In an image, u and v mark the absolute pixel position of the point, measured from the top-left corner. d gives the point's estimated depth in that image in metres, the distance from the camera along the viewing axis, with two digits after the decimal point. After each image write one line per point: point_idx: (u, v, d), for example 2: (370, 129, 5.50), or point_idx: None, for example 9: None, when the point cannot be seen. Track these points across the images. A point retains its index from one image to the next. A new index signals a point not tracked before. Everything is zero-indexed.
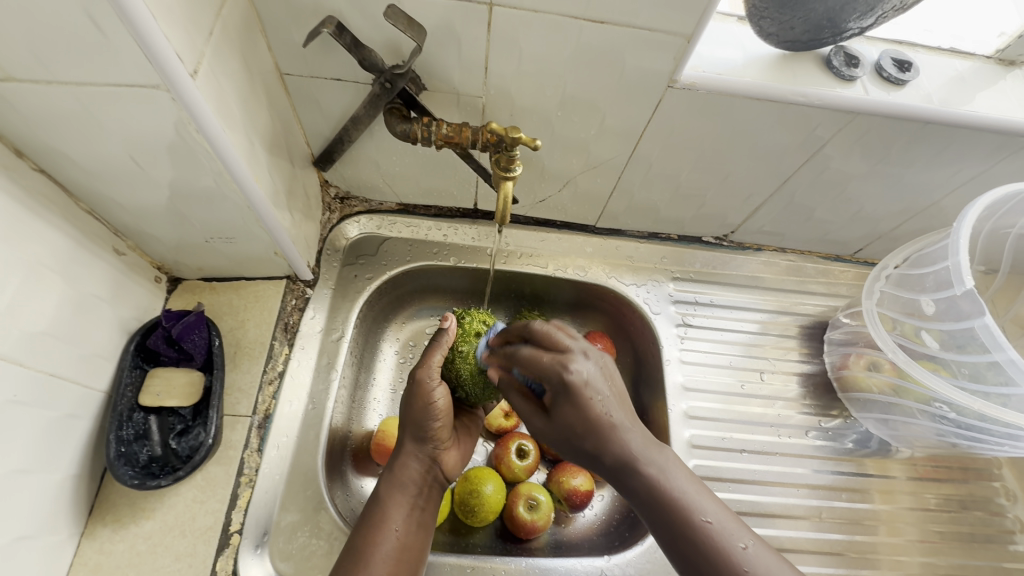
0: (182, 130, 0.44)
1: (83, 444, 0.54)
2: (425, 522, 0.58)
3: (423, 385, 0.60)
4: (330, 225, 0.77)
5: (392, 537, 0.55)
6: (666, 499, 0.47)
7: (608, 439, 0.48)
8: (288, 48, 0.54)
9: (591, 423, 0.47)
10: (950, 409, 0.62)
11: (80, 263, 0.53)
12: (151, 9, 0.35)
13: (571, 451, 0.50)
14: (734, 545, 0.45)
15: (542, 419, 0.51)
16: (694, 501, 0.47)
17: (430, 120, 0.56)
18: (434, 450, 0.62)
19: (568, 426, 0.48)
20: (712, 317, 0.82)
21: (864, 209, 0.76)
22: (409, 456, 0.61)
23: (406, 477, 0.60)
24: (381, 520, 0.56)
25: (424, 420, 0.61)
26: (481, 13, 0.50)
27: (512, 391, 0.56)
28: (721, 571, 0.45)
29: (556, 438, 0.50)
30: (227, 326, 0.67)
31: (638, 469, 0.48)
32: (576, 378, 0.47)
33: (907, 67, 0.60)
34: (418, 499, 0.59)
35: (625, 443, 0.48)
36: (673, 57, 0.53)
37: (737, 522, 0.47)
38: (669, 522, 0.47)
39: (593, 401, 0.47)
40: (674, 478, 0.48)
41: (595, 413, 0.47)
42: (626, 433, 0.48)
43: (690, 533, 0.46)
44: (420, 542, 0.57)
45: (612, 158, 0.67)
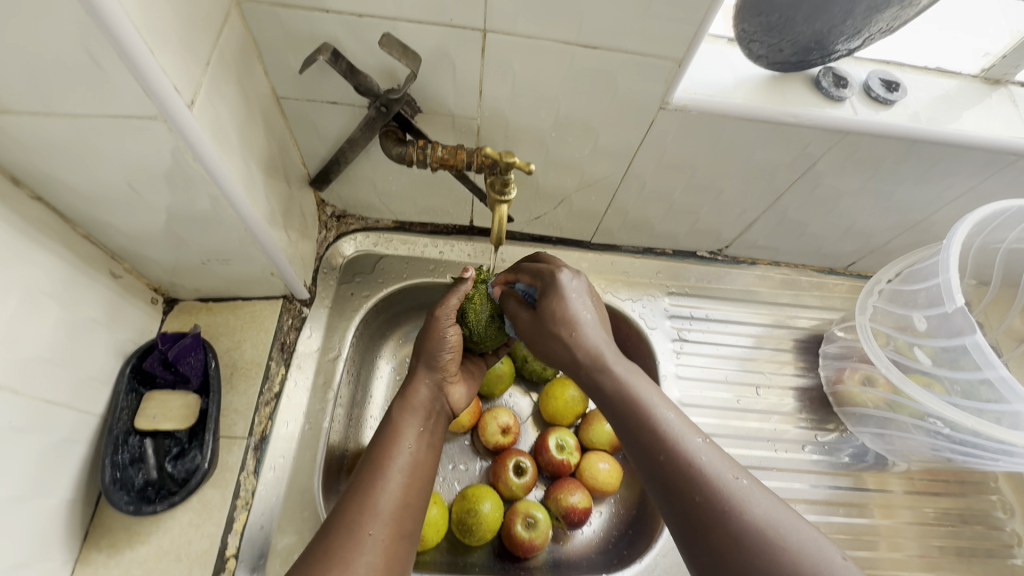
0: (178, 157, 0.44)
1: (77, 470, 0.54)
2: (434, 444, 0.59)
3: (437, 321, 0.62)
4: (327, 243, 0.77)
5: (406, 453, 0.55)
6: (627, 396, 0.48)
7: (578, 331, 0.54)
8: (285, 73, 0.54)
9: (568, 316, 0.55)
10: (943, 424, 0.63)
11: (76, 288, 0.53)
12: (148, 42, 0.36)
13: (547, 343, 0.56)
14: (688, 438, 0.44)
15: (527, 313, 0.59)
16: (651, 400, 0.48)
17: (426, 142, 0.56)
18: (442, 379, 0.63)
19: (551, 316, 0.55)
20: (708, 332, 0.83)
21: (856, 224, 0.77)
22: (418, 382, 0.62)
23: (417, 400, 0.60)
24: (394, 438, 0.56)
25: (434, 352, 0.62)
26: (475, 40, 0.51)
27: (511, 297, 0.62)
28: (671, 458, 0.43)
29: (536, 336, 0.57)
30: (223, 347, 0.67)
31: (606, 364, 0.51)
32: (565, 277, 0.57)
33: (895, 88, 0.61)
34: (428, 422, 0.59)
35: (595, 339, 0.54)
36: (665, 79, 0.54)
37: (692, 425, 0.46)
38: (628, 417, 0.47)
39: (573, 299, 0.56)
40: (637, 382, 0.49)
41: (572, 306, 0.55)
42: (598, 331, 0.54)
43: (649, 430, 0.46)
44: (430, 462, 0.57)
45: (606, 176, 0.68)
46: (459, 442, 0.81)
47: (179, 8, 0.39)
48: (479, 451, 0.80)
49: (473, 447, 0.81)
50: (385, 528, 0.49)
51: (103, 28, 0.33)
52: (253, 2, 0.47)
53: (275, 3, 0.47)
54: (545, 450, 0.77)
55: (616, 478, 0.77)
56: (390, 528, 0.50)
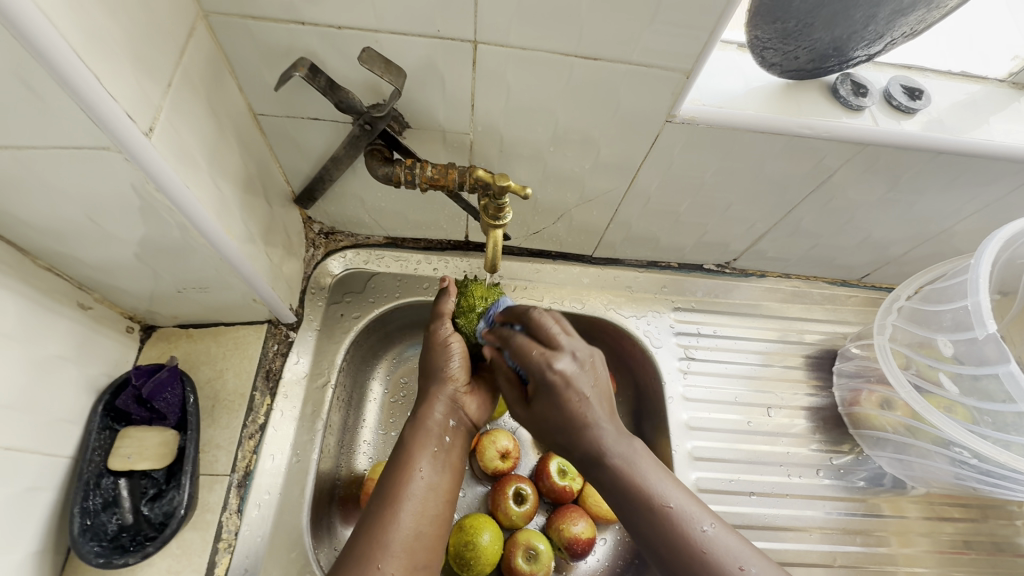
0: (140, 189, 0.41)
1: (46, 517, 0.51)
2: (451, 464, 0.54)
3: (437, 333, 0.60)
4: (314, 262, 0.73)
5: (418, 477, 0.51)
6: (631, 486, 0.48)
7: (577, 435, 0.50)
8: (261, 89, 0.51)
9: (565, 419, 0.50)
10: (971, 454, 0.60)
11: (39, 325, 0.49)
12: (92, 68, 0.33)
13: (545, 436, 0.54)
14: (695, 527, 0.46)
15: (523, 406, 0.55)
16: (657, 487, 0.48)
17: (414, 161, 0.53)
18: (457, 392, 0.58)
19: (545, 417, 0.52)
20: (715, 349, 0.79)
21: (872, 236, 0.73)
22: (431, 400, 0.57)
23: (428, 418, 0.55)
24: (407, 460, 0.52)
25: (441, 366, 0.58)
26: (464, 51, 0.47)
27: (500, 371, 0.56)
28: (680, 550, 0.45)
29: (535, 427, 0.54)
30: (204, 377, 0.63)
31: (605, 462, 0.49)
32: (559, 374, 0.50)
33: (918, 95, 0.57)
34: (444, 440, 0.55)
35: (592, 437, 0.50)
36: (671, 92, 0.50)
37: (700, 506, 0.47)
38: (633, 509, 0.48)
39: (571, 401, 0.50)
40: (641, 467, 0.49)
41: (570, 410, 0.50)
42: (597, 430, 0.50)
43: (654, 515, 0.47)
44: (446, 484, 0.52)
45: (608, 190, 0.64)
46: None
47: (129, 25, 0.36)
48: (477, 474, 0.76)
49: (470, 471, 0.76)
50: (397, 561, 0.46)
51: (37, 55, 0.31)
52: (220, 14, 0.44)
53: (245, 14, 0.43)
54: (546, 476, 0.73)
55: None
56: (403, 560, 0.47)
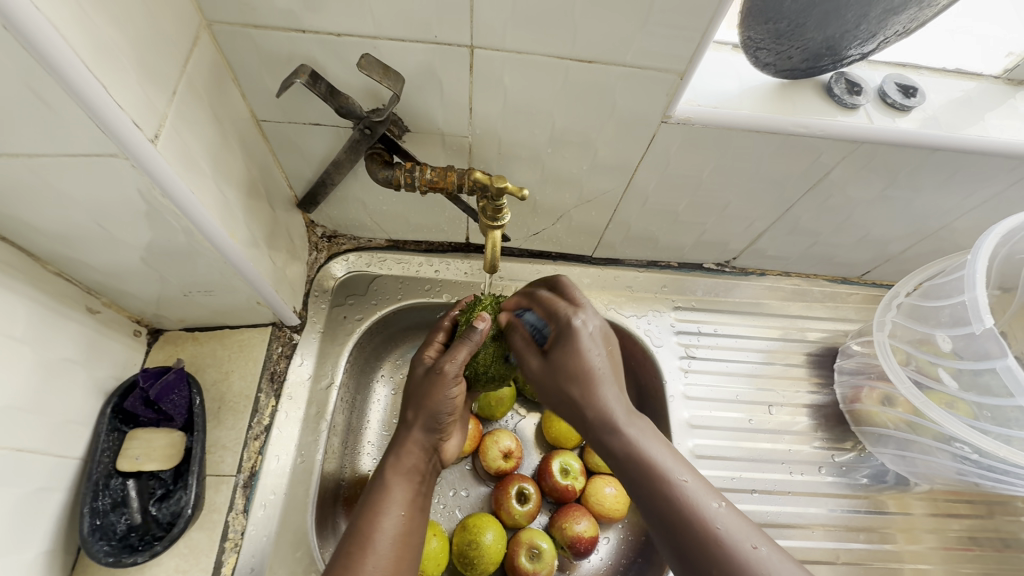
0: (146, 194, 0.42)
1: (57, 518, 0.52)
2: (424, 509, 0.56)
3: (444, 379, 0.56)
4: (317, 265, 0.74)
5: (397, 521, 0.52)
6: (642, 460, 0.47)
7: (593, 390, 0.50)
8: (263, 96, 0.52)
9: (583, 370, 0.50)
10: (972, 450, 0.60)
11: (49, 328, 0.51)
12: (99, 77, 0.35)
13: (554, 394, 0.52)
14: (707, 504, 0.44)
15: (537, 359, 0.53)
16: (667, 465, 0.46)
17: (414, 165, 0.54)
18: (439, 440, 0.60)
19: (561, 368, 0.51)
20: (716, 348, 0.79)
21: (871, 233, 0.73)
22: (412, 442, 0.58)
23: (410, 461, 0.57)
24: (385, 503, 0.53)
25: (433, 411, 0.57)
26: (462, 56, 0.48)
27: (517, 330, 0.56)
28: (690, 528, 0.43)
29: (546, 384, 0.52)
30: (210, 379, 0.64)
31: (618, 429, 0.49)
32: (582, 324, 0.52)
33: (912, 92, 0.57)
34: (421, 486, 0.57)
35: (608, 398, 0.50)
36: (666, 93, 0.50)
37: (710, 488, 0.45)
38: (643, 484, 0.46)
39: (589, 352, 0.51)
40: (651, 446, 0.48)
41: (589, 362, 0.51)
42: (610, 391, 0.50)
43: (664, 489, 0.45)
44: (422, 528, 0.54)
45: (607, 190, 0.64)
46: (459, 467, 0.77)
47: (133, 35, 0.37)
48: (480, 474, 0.76)
49: (473, 471, 0.76)
50: None
51: (44, 64, 0.32)
52: (223, 24, 0.45)
53: (247, 24, 0.44)
54: (548, 475, 0.73)
55: (623, 503, 0.74)
56: None
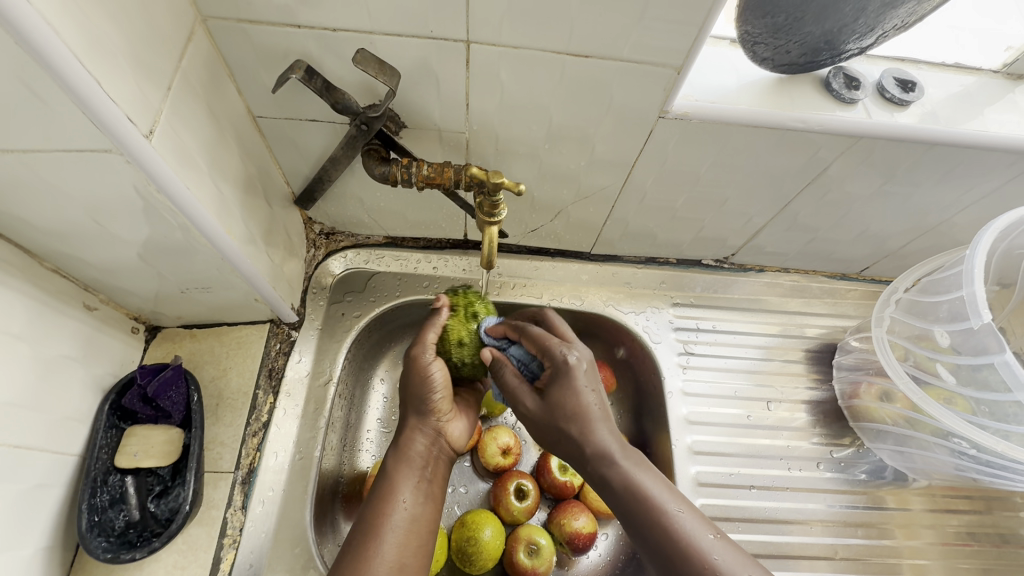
0: (142, 191, 0.42)
1: (56, 514, 0.52)
2: (433, 494, 0.55)
3: (418, 360, 0.57)
4: (315, 261, 0.74)
5: (401, 510, 0.52)
6: (637, 493, 0.47)
7: (590, 427, 0.50)
8: (258, 92, 0.52)
9: (571, 408, 0.51)
10: (970, 445, 0.60)
11: (47, 325, 0.51)
12: (93, 73, 0.34)
13: (551, 432, 0.52)
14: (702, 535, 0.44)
15: (532, 398, 0.53)
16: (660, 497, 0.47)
17: (410, 160, 0.54)
18: (439, 422, 0.58)
19: (559, 405, 0.51)
20: (715, 344, 0.79)
21: (869, 229, 0.73)
22: (412, 431, 0.58)
23: (412, 451, 0.56)
24: (389, 493, 0.53)
25: (424, 395, 0.57)
26: (458, 50, 0.47)
27: (504, 366, 0.56)
28: (688, 563, 0.43)
29: (543, 426, 0.52)
30: (208, 376, 0.64)
31: (613, 461, 0.48)
32: (576, 360, 0.53)
33: (911, 87, 0.57)
34: (426, 471, 0.56)
35: (604, 435, 0.50)
36: (663, 88, 0.50)
37: (705, 519, 0.46)
38: (635, 516, 0.46)
39: (583, 390, 0.51)
40: (645, 476, 0.48)
41: (584, 399, 0.51)
42: (598, 427, 0.50)
43: (661, 522, 0.45)
44: (430, 513, 0.53)
45: (605, 186, 0.64)
46: (459, 464, 0.77)
47: (127, 30, 0.37)
48: (479, 471, 0.76)
49: (472, 468, 0.77)
50: None
51: (37, 58, 0.32)
52: (217, 19, 0.45)
53: (242, 18, 0.44)
54: (547, 472, 0.73)
55: None
56: None
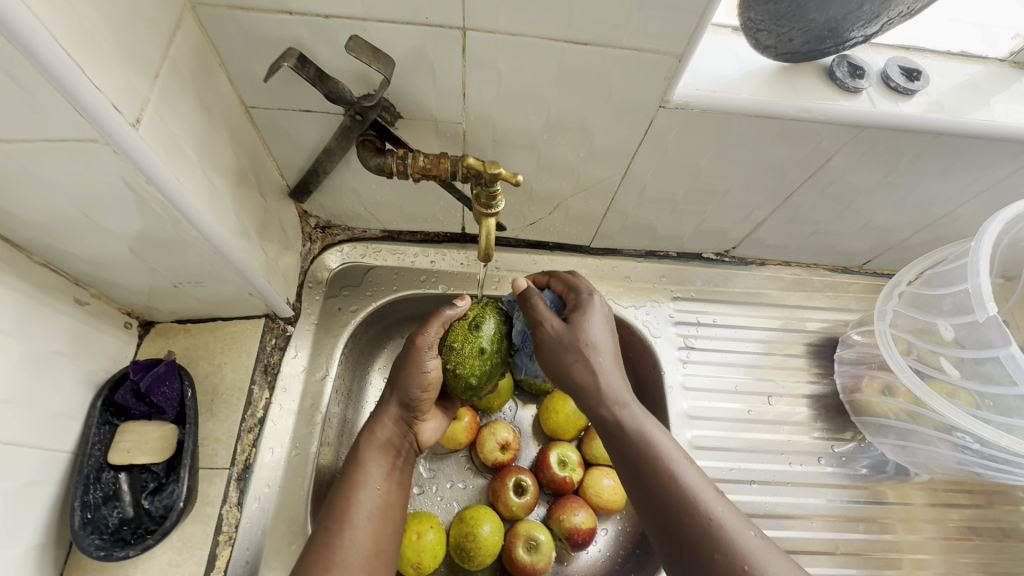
0: (131, 182, 0.41)
1: (48, 511, 0.51)
2: (404, 484, 0.56)
3: (417, 352, 0.56)
4: (311, 256, 0.73)
5: (373, 496, 0.52)
6: (642, 436, 0.48)
7: (598, 361, 0.51)
8: (250, 81, 0.50)
9: (585, 341, 0.52)
10: (974, 439, 0.59)
11: (36, 320, 0.50)
12: (77, 60, 0.33)
13: (563, 357, 0.52)
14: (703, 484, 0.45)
15: (558, 321, 0.53)
16: (670, 454, 0.47)
17: (406, 152, 0.53)
18: (414, 414, 0.58)
19: (579, 332, 0.52)
20: (715, 338, 0.78)
21: (872, 221, 0.72)
22: (388, 417, 0.57)
23: (386, 437, 0.56)
24: (360, 480, 0.53)
25: (408, 386, 0.56)
26: (454, 38, 0.46)
27: (536, 294, 0.56)
28: (685, 504, 0.44)
29: (559, 347, 0.52)
30: (203, 371, 0.64)
31: (623, 405, 0.49)
32: (597, 299, 0.55)
33: (916, 75, 0.56)
34: (397, 460, 0.56)
35: (613, 374, 0.51)
36: (664, 76, 0.49)
37: (710, 484, 0.46)
38: (641, 461, 0.46)
39: (598, 327, 0.53)
40: (652, 428, 0.48)
41: (597, 335, 0.52)
42: (607, 363, 0.51)
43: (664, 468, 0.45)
44: (400, 501, 0.54)
45: (605, 178, 0.63)
46: (457, 459, 0.76)
47: (111, 15, 0.36)
48: (478, 466, 0.76)
49: (471, 463, 0.76)
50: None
51: (16, 43, 0.30)
52: (207, 6, 0.43)
53: (232, 5, 0.43)
54: (546, 467, 0.73)
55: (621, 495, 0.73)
56: None
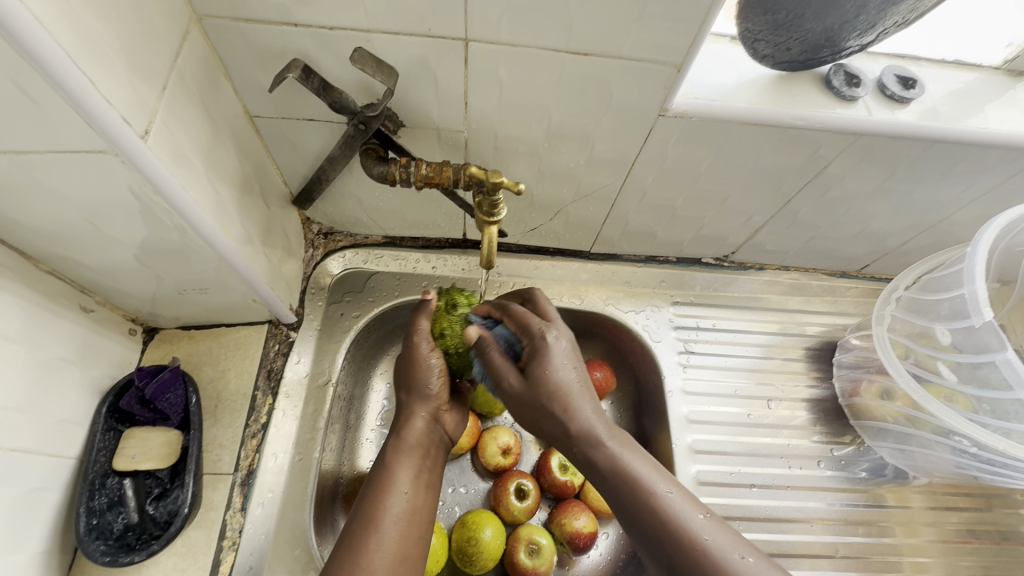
0: (138, 192, 0.42)
1: (53, 517, 0.52)
2: (433, 483, 0.55)
3: (414, 342, 0.58)
4: (314, 262, 0.73)
5: (401, 500, 0.52)
6: (623, 472, 0.47)
7: (572, 405, 0.50)
8: (255, 91, 0.51)
9: (551, 384, 0.51)
10: (970, 443, 0.60)
11: (42, 327, 0.50)
12: (88, 74, 0.34)
13: (532, 415, 0.52)
14: (692, 516, 0.45)
15: (515, 375, 0.53)
16: (650, 479, 0.47)
17: (409, 160, 0.54)
18: (438, 410, 0.59)
19: (541, 388, 0.51)
20: (715, 343, 0.79)
21: (870, 226, 0.73)
22: (414, 413, 0.58)
23: (413, 437, 0.56)
24: (389, 483, 0.53)
25: (422, 377, 0.58)
26: (456, 49, 0.47)
27: (490, 344, 0.55)
28: (674, 539, 0.44)
29: (526, 404, 0.52)
30: (207, 377, 0.64)
31: (601, 442, 0.49)
32: (554, 339, 0.53)
33: (911, 84, 0.57)
34: (426, 460, 0.56)
35: (586, 413, 0.50)
36: (663, 85, 0.50)
37: (694, 501, 0.46)
38: (626, 498, 0.47)
39: (562, 370, 0.51)
40: (633, 458, 0.48)
41: (562, 378, 0.51)
42: (579, 403, 0.50)
43: (649, 505, 0.45)
44: (429, 503, 0.54)
45: (605, 185, 0.64)
46: (459, 464, 0.76)
47: (121, 29, 0.37)
48: (480, 471, 0.76)
49: (473, 467, 0.76)
50: None
51: (28, 57, 0.31)
52: (213, 17, 0.44)
53: (238, 17, 0.44)
54: (547, 472, 0.73)
55: None
56: None
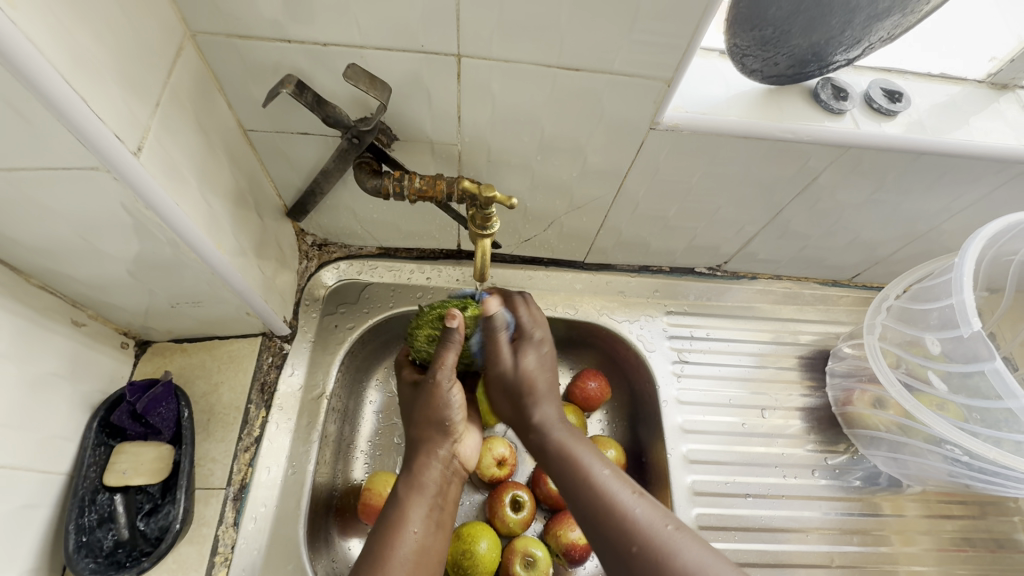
0: (131, 207, 0.42)
1: (42, 534, 0.51)
2: (444, 522, 0.56)
3: (438, 383, 0.58)
4: (308, 273, 0.73)
5: (411, 540, 0.52)
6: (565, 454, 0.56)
7: (536, 403, 0.59)
8: (248, 105, 0.51)
9: (526, 384, 0.59)
10: (962, 452, 0.60)
11: (33, 343, 0.50)
12: (81, 93, 0.34)
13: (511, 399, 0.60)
14: (622, 492, 0.51)
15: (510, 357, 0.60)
16: (587, 459, 0.55)
17: (403, 174, 0.54)
18: (453, 445, 0.60)
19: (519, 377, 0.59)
20: (708, 352, 0.79)
21: (860, 237, 0.73)
22: (428, 454, 0.58)
23: (426, 476, 0.57)
24: (400, 523, 0.53)
25: (440, 414, 0.58)
26: (449, 64, 0.47)
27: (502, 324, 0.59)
28: (606, 512, 0.50)
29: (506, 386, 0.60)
30: (199, 391, 0.64)
31: (550, 431, 0.58)
32: (534, 340, 0.61)
33: (897, 98, 0.58)
34: (437, 498, 0.56)
35: (544, 411, 0.59)
36: (653, 100, 0.51)
37: (626, 480, 0.53)
38: (566, 474, 0.54)
39: (535, 373, 0.60)
40: (578, 448, 0.56)
41: (530, 376, 0.60)
42: (540, 402, 0.59)
43: (585, 482, 0.53)
44: (438, 543, 0.54)
45: (598, 197, 0.64)
46: None
47: (114, 46, 0.37)
48: (475, 482, 0.76)
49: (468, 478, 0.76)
50: None
51: (24, 80, 0.31)
52: (206, 34, 0.44)
53: (231, 34, 0.44)
54: (542, 483, 0.73)
55: None
56: None
